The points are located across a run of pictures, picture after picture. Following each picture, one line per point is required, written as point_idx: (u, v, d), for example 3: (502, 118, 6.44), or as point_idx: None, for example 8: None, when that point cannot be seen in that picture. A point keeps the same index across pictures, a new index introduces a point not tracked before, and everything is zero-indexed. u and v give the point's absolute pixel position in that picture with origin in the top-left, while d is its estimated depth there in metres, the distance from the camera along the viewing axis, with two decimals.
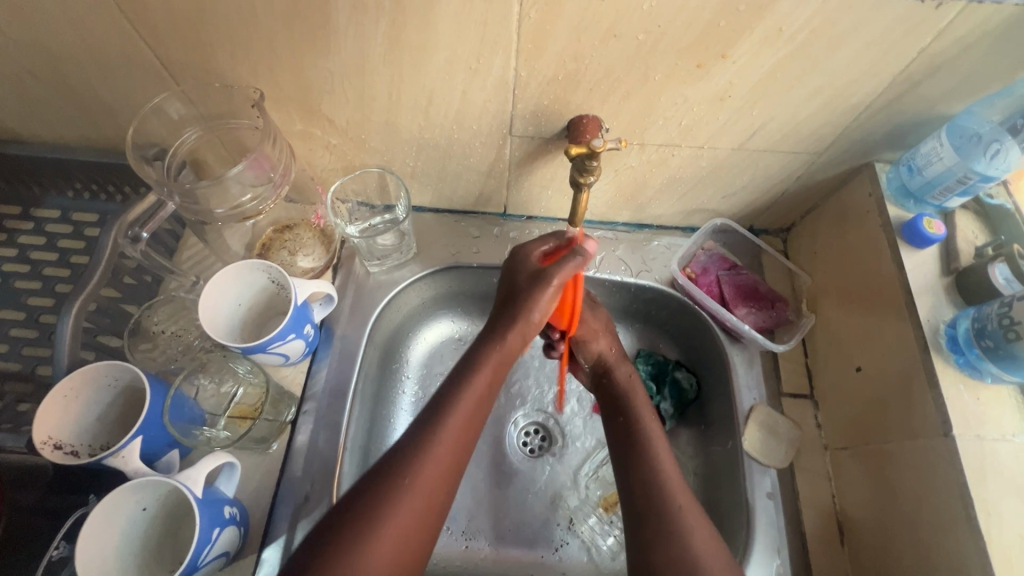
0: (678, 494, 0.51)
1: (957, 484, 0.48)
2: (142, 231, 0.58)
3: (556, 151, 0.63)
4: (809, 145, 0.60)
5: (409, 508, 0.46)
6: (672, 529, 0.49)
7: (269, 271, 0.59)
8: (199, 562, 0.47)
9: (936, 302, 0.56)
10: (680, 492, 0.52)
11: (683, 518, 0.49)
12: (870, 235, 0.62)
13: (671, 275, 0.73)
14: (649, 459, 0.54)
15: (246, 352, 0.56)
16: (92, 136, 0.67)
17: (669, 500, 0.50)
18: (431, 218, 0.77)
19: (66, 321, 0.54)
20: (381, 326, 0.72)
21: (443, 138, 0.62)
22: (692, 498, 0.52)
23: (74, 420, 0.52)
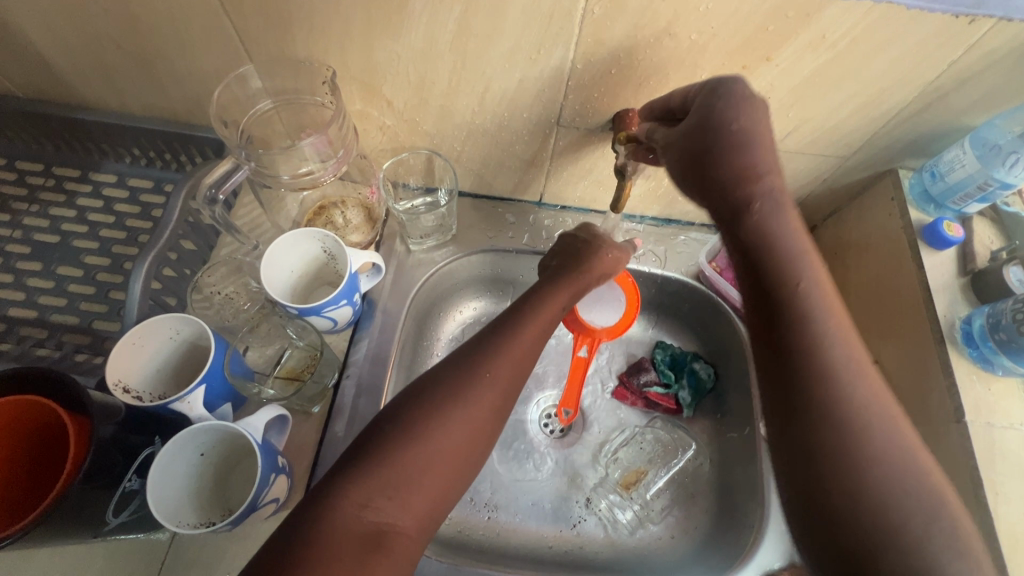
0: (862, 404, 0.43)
1: (968, 465, 0.52)
2: (219, 194, 0.61)
3: (599, 142, 0.66)
4: (838, 149, 0.64)
5: (480, 409, 0.47)
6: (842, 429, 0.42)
7: (324, 241, 0.62)
8: (257, 503, 0.51)
9: (952, 300, 0.60)
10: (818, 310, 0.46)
11: (840, 355, 0.44)
12: (891, 236, 0.66)
13: (698, 269, 0.77)
14: (769, 249, 0.48)
15: (301, 313, 0.60)
16: (158, 106, 0.71)
17: (837, 385, 0.43)
18: (470, 202, 0.80)
19: (138, 278, 0.57)
20: (417, 302, 0.75)
21: (494, 124, 0.65)
22: (877, 377, 0.44)
23: (141, 367, 0.55)
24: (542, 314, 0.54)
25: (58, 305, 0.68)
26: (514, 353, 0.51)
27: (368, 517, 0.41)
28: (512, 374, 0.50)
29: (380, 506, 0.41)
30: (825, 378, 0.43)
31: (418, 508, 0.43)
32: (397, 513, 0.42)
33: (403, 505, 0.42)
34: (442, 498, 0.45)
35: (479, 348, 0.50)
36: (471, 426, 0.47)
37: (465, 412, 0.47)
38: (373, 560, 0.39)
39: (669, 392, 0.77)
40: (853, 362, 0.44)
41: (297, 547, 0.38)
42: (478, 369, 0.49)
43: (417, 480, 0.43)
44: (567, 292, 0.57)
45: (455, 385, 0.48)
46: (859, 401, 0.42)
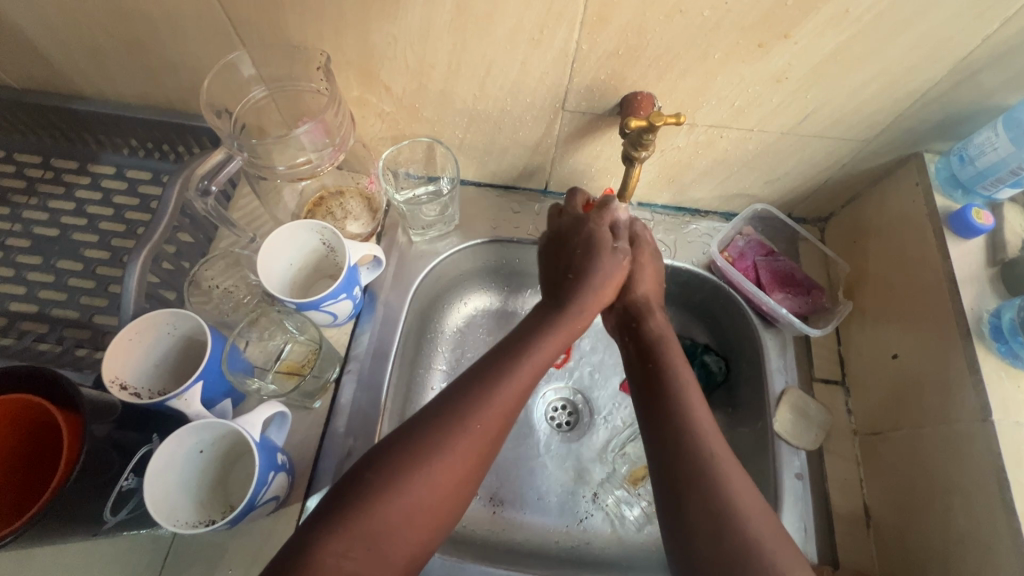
0: (724, 461, 0.47)
1: (994, 466, 0.49)
2: (212, 185, 0.60)
3: (606, 127, 0.64)
4: (860, 132, 0.61)
5: (464, 453, 0.46)
6: (712, 498, 0.45)
7: (323, 233, 0.61)
8: (255, 501, 0.50)
9: (979, 291, 0.57)
10: (690, 394, 0.52)
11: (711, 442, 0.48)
12: (914, 224, 0.63)
13: (709, 259, 0.74)
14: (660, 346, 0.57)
15: (299, 307, 0.58)
16: (153, 95, 0.69)
17: (716, 480, 0.46)
18: (473, 191, 0.78)
19: (133, 274, 0.56)
20: (420, 295, 0.74)
21: (496, 110, 0.63)
22: (735, 462, 0.48)
23: (137, 363, 0.54)
24: (539, 345, 0.53)
25: (59, 299, 0.68)
26: (507, 390, 0.50)
27: (345, 568, 0.40)
28: (500, 415, 0.49)
29: (357, 557, 0.41)
30: (711, 472, 0.46)
31: (394, 559, 0.42)
32: (374, 564, 0.41)
33: (380, 556, 0.42)
34: (421, 545, 0.44)
35: (468, 386, 0.50)
36: (455, 471, 0.46)
37: (452, 459, 0.46)
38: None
39: None
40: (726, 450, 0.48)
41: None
42: (470, 410, 0.48)
43: (393, 532, 0.42)
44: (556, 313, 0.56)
45: (439, 431, 0.47)
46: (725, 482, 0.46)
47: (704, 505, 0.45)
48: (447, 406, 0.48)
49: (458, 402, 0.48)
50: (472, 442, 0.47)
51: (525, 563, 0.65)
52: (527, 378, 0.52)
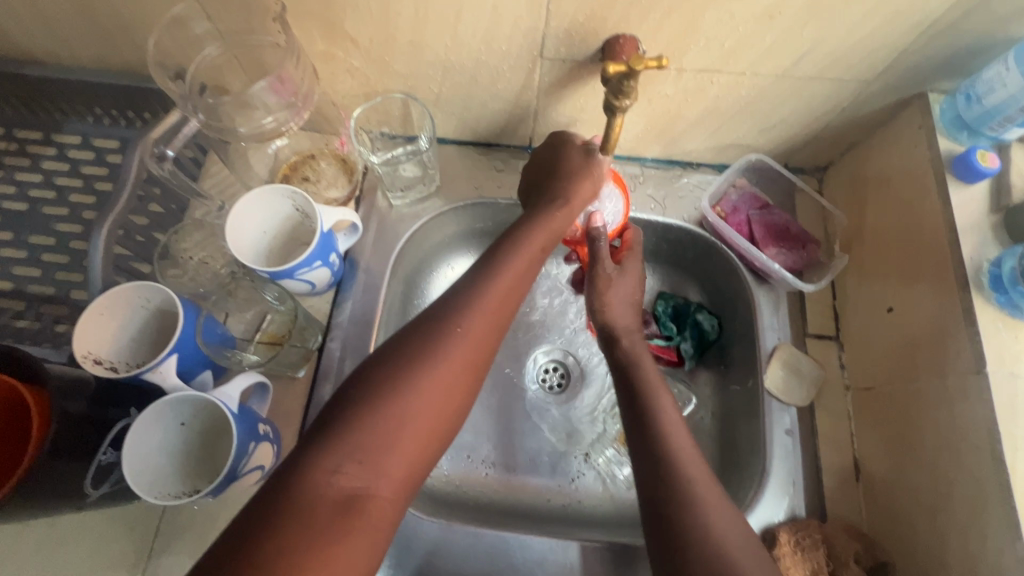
0: (702, 489, 0.46)
1: (986, 419, 0.48)
2: (168, 149, 0.57)
3: (589, 76, 0.60)
4: (861, 72, 0.56)
5: (454, 365, 0.45)
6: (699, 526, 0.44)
7: (294, 198, 0.58)
8: (236, 472, 0.50)
9: (981, 239, 0.54)
10: (673, 427, 0.51)
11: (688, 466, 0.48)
12: (915, 170, 0.59)
13: (700, 214, 0.71)
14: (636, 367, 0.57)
15: (273, 276, 0.56)
16: (110, 57, 0.65)
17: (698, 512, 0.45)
18: (454, 149, 0.75)
19: (97, 247, 0.54)
20: (403, 260, 0.72)
21: (471, 61, 0.59)
22: (714, 484, 0.47)
23: (112, 337, 0.53)
24: (517, 260, 0.52)
25: (34, 275, 0.66)
26: (486, 310, 0.49)
27: (338, 484, 0.39)
28: (486, 330, 0.48)
29: (352, 470, 0.39)
30: (688, 497, 0.45)
31: (391, 473, 0.41)
32: (370, 478, 0.40)
33: (377, 469, 0.40)
34: (420, 462, 0.43)
35: (449, 306, 0.48)
36: (447, 383, 0.45)
37: (440, 373, 0.45)
38: (346, 525, 0.37)
39: (670, 344, 0.72)
40: (706, 475, 0.48)
41: (265, 515, 0.36)
42: (456, 322, 0.47)
43: (388, 446, 0.41)
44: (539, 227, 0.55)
45: (426, 346, 0.45)
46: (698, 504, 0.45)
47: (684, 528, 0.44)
48: (433, 319, 0.47)
49: (444, 317, 0.47)
50: (460, 358, 0.46)
51: (517, 526, 0.66)
52: (507, 302, 0.51)
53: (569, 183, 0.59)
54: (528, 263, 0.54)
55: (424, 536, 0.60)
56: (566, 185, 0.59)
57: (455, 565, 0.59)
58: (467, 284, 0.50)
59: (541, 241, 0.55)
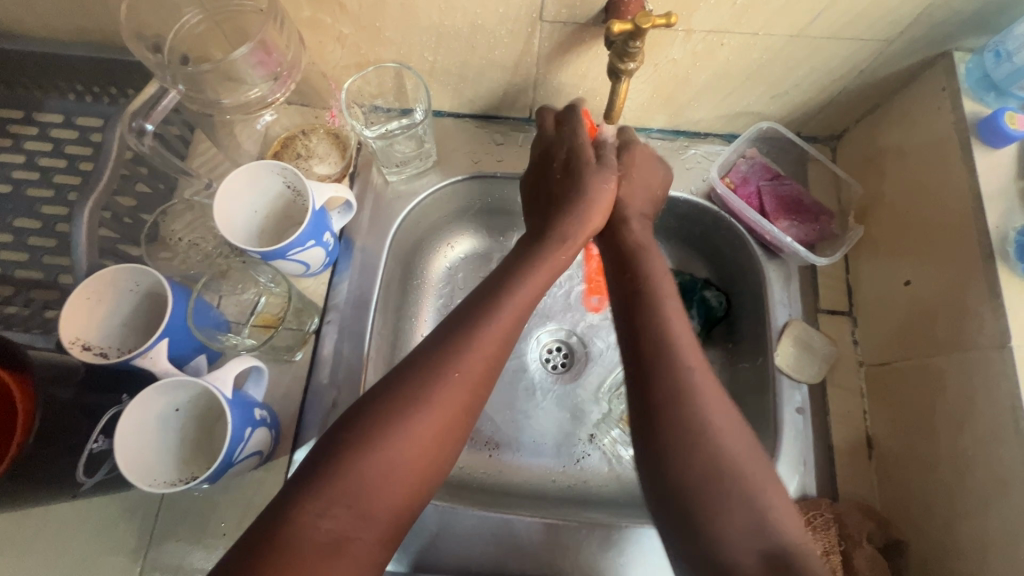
0: (707, 397, 0.44)
1: (1009, 395, 0.46)
2: (147, 123, 0.54)
3: (592, 40, 0.56)
4: (882, 30, 0.53)
5: (449, 411, 0.43)
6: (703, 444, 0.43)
7: (284, 174, 0.56)
8: (233, 458, 0.48)
9: (1007, 207, 0.51)
10: (675, 323, 0.48)
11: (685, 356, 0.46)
12: (937, 135, 0.56)
13: (709, 186, 0.68)
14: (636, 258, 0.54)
15: (265, 257, 0.54)
16: (87, 29, 0.62)
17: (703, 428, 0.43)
18: (451, 123, 0.72)
19: (81, 229, 0.52)
20: (400, 239, 0.69)
21: (466, 25, 0.56)
22: (714, 383, 0.45)
23: (100, 322, 0.51)
24: (518, 296, 0.49)
25: (20, 260, 0.64)
26: (480, 352, 0.46)
27: (325, 526, 0.38)
28: (485, 370, 0.46)
29: (337, 515, 0.38)
30: (687, 389, 0.44)
31: (380, 517, 0.40)
32: (355, 524, 0.39)
33: (364, 514, 0.39)
34: (410, 504, 0.42)
35: (439, 346, 0.46)
36: (438, 427, 0.43)
37: (428, 418, 0.43)
38: (329, 571, 0.37)
39: None
40: (710, 378, 0.46)
41: (245, 562, 0.36)
42: (452, 364, 0.45)
43: (378, 492, 0.40)
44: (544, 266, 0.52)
45: (415, 391, 0.43)
46: (698, 398, 0.44)
47: (674, 418, 0.43)
48: (427, 360, 0.45)
49: (441, 359, 0.45)
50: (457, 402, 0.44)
51: (524, 507, 0.65)
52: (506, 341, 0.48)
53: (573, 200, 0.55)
54: (532, 292, 0.51)
55: (428, 519, 0.59)
56: (572, 216, 0.54)
57: (461, 548, 0.58)
58: (460, 325, 0.47)
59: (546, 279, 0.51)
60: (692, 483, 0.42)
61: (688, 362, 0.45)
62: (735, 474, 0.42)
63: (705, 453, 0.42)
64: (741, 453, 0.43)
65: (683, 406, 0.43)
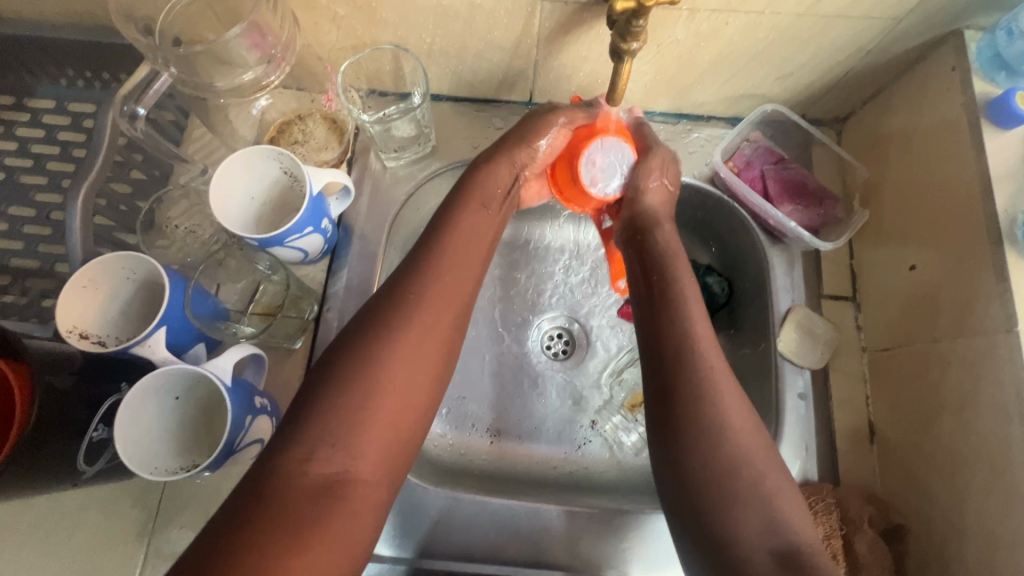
0: (723, 394, 0.44)
1: (1014, 380, 0.46)
2: (139, 108, 0.53)
3: (594, 20, 0.55)
4: (892, 7, 0.52)
5: (414, 340, 0.43)
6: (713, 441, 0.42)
7: (281, 159, 0.55)
8: (234, 445, 0.48)
9: (1017, 190, 0.50)
10: (698, 324, 0.48)
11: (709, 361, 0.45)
12: (946, 117, 0.55)
13: (712, 170, 0.67)
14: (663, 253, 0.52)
15: (262, 244, 0.53)
16: (76, 10, 0.60)
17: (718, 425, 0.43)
18: (450, 107, 0.70)
19: (74, 216, 0.51)
20: (399, 225, 0.69)
21: (465, 5, 0.54)
22: (733, 381, 0.45)
23: (98, 311, 0.51)
24: (465, 223, 0.51)
25: (16, 249, 0.63)
26: (438, 283, 0.46)
27: (314, 470, 0.38)
28: (447, 302, 0.46)
29: (327, 456, 0.38)
30: (706, 390, 0.44)
31: (370, 455, 0.40)
32: (346, 461, 0.39)
33: (352, 453, 0.39)
34: (400, 440, 0.41)
35: (399, 285, 0.46)
36: (410, 361, 0.43)
37: (400, 355, 0.42)
38: (326, 510, 0.37)
39: None
40: (727, 374, 0.45)
41: (237, 515, 0.35)
42: (414, 295, 0.45)
43: (361, 426, 0.40)
44: (484, 188, 0.54)
45: (381, 330, 0.43)
46: (719, 400, 0.44)
47: (695, 427, 0.43)
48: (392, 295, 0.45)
49: (402, 292, 0.45)
50: (421, 330, 0.44)
51: (525, 494, 0.65)
52: (465, 264, 0.49)
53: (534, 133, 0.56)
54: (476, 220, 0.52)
55: (429, 505, 0.59)
56: (522, 136, 0.56)
57: (463, 533, 0.58)
58: (418, 266, 0.47)
59: (480, 202, 0.53)
60: (706, 489, 0.42)
61: (709, 363, 0.45)
62: (749, 470, 0.42)
63: (720, 454, 0.42)
64: (754, 448, 0.43)
65: (704, 409, 0.43)
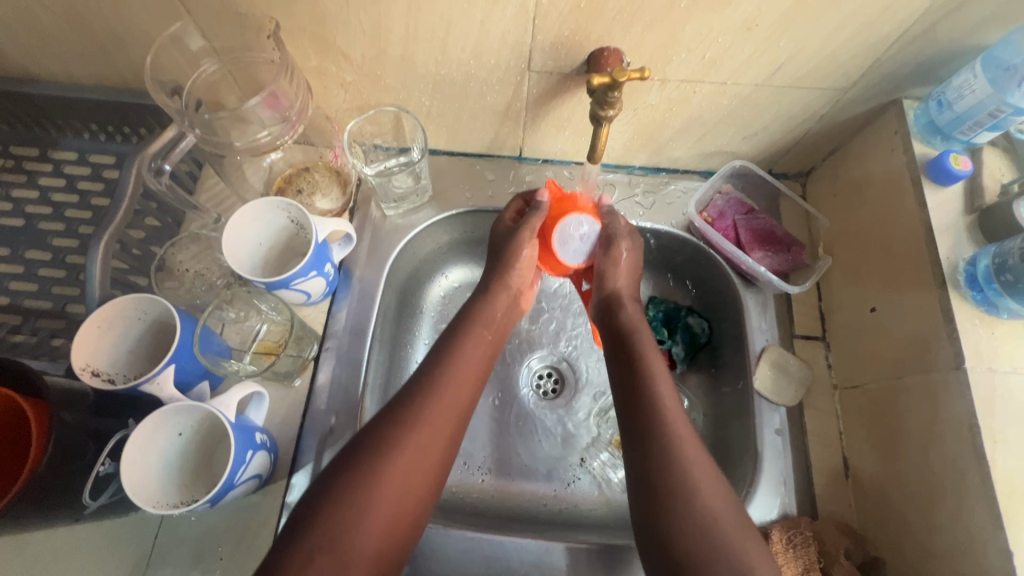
0: (697, 470, 0.46)
1: (966, 414, 0.49)
2: (165, 164, 0.59)
3: (576, 87, 0.61)
4: (838, 80, 0.58)
5: (416, 454, 0.47)
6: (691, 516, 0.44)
7: (289, 210, 0.59)
8: (234, 481, 0.50)
9: (956, 240, 0.56)
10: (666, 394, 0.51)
11: (675, 428, 0.48)
12: (893, 174, 0.61)
13: (688, 219, 0.73)
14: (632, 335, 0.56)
15: (269, 287, 0.57)
16: (106, 74, 0.66)
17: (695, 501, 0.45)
18: (446, 160, 0.76)
19: (95, 260, 0.55)
20: (397, 268, 0.73)
21: (461, 74, 0.60)
22: (703, 454, 0.47)
23: (109, 349, 0.54)
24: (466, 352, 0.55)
25: (30, 290, 0.66)
26: (444, 397, 0.51)
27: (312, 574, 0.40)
28: (448, 418, 0.50)
29: (323, 561, 0.41)
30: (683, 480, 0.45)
31: (362, 559, 0.42)
32: (341, 567, 0.41)
33: (345, 558, 0.41)
34: (390, 544, 0.44)
35: (409, 393, 0.50)
36: (411, 472, 0.46)
37: (400, 466, 0.46)
38: None
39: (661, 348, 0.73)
40: (695, 443, 0.48)
41: None
42: (421, 411, 0.49)
43: (358, 530, 0.43)
44: (484, 316, 0.59)
45: (386, 442, 0.47)
46: (692, 480, 0.46)
47: (667, 478, 0.46)
48: (398, 406, 0.49)
49: (409, 402, 0.50)
50: (424, 441, 0.48)
51: (516, 530, 0.66)
52: (468, 380, 0.53)
53: (503, 260, 0.61)
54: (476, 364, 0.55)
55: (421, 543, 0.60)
56: (500, 265, 0.61)
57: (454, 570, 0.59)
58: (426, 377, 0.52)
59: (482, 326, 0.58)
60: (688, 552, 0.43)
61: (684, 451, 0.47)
62: (723, 534, 0.43)
63: (699, 519, 0.44)
64: (720, 508, 0.45)
65: (682, 491, 0.45)
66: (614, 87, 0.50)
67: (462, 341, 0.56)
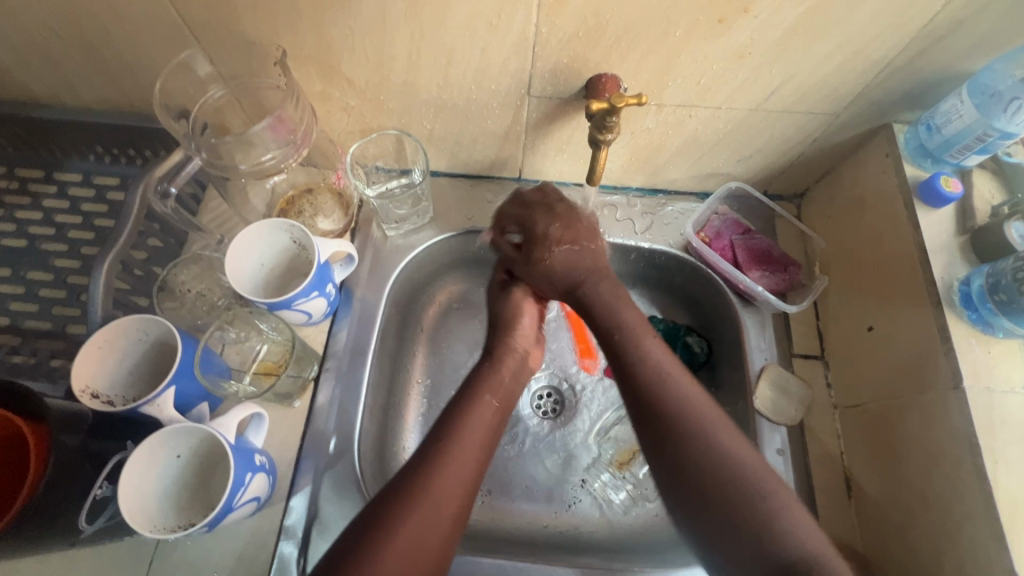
0: (697, 412, 0.49)
1: (966, 433, 0.50)
2: (171, 186, 0.61)
3: (574, 112, 0.63)
4: (829, 105, 0.60)
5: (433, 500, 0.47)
6: (704, 457, 0.47)
7: (292, 231, 0.60)
8: (233, 504, 0.50)
9: (949, 260, 0.57)
10: (653, 354, 0.54)
11: (667, 378, 0.52)
12: (885, 196, 0.62)
13: (685, 240, 0.73)
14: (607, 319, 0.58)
15: (271, 307, 0.57)
16: (115, 98, 0.68)
17: (704, 441, 0.47)
18: (447, 182, 0.77)
19: (99, 280, 0.55)
20: (398, 289, 0.73)
21: (462, 99, 0.62)
22: (701, 397, 0.51)
23: (110, 369, 0.54)
24: (478, 412, 0.55)
25: (30, 311, 0.66)
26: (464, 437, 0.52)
27: None
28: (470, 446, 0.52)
29: None
30: (687, 424, 0.48)
31: None
32: None
33: None
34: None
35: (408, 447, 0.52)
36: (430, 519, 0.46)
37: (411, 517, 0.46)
38: None
39: None
40: (686, 385, 0.51)
41: None
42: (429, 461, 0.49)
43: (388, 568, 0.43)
44: (494, 372, 0.59)
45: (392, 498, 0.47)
46: (696, 420, 0.48)
47: (671, 425, 0.49)
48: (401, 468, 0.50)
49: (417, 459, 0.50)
50: (438, 472, 0.49)
51: (516, 553, 0.65)
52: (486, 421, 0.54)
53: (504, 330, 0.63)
54: (490, 417, 0.55)
55: None
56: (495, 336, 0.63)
57: None
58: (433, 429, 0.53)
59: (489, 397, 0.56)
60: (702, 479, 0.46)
61: (682, 394, 0.50)
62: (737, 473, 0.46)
63: (701, 444, 0.47)
64: (732, 444, 0.47)
65: (693, 438, 0.48)
66: (608, 112, 0.52)
67: (470, 407, 0.55)
